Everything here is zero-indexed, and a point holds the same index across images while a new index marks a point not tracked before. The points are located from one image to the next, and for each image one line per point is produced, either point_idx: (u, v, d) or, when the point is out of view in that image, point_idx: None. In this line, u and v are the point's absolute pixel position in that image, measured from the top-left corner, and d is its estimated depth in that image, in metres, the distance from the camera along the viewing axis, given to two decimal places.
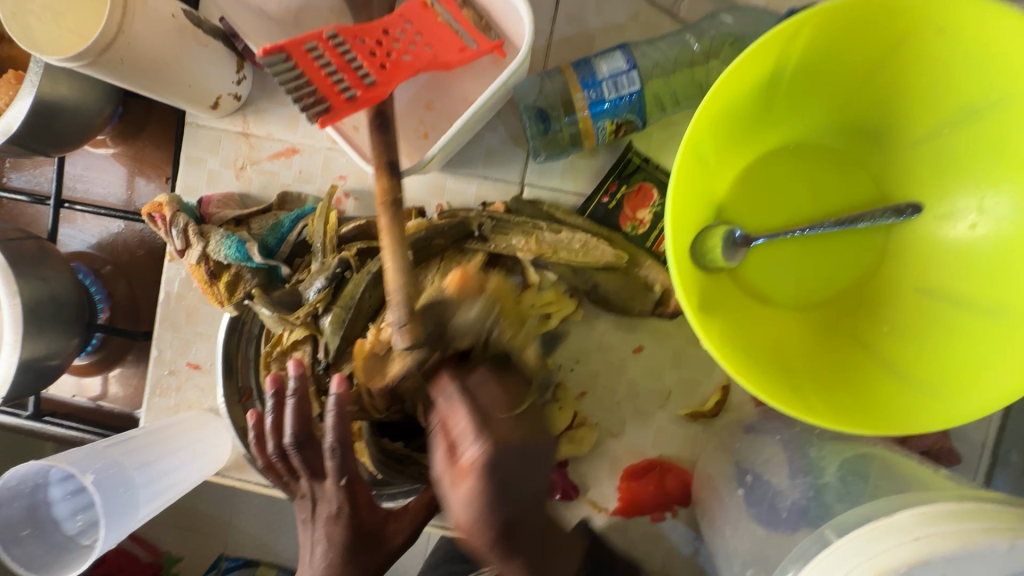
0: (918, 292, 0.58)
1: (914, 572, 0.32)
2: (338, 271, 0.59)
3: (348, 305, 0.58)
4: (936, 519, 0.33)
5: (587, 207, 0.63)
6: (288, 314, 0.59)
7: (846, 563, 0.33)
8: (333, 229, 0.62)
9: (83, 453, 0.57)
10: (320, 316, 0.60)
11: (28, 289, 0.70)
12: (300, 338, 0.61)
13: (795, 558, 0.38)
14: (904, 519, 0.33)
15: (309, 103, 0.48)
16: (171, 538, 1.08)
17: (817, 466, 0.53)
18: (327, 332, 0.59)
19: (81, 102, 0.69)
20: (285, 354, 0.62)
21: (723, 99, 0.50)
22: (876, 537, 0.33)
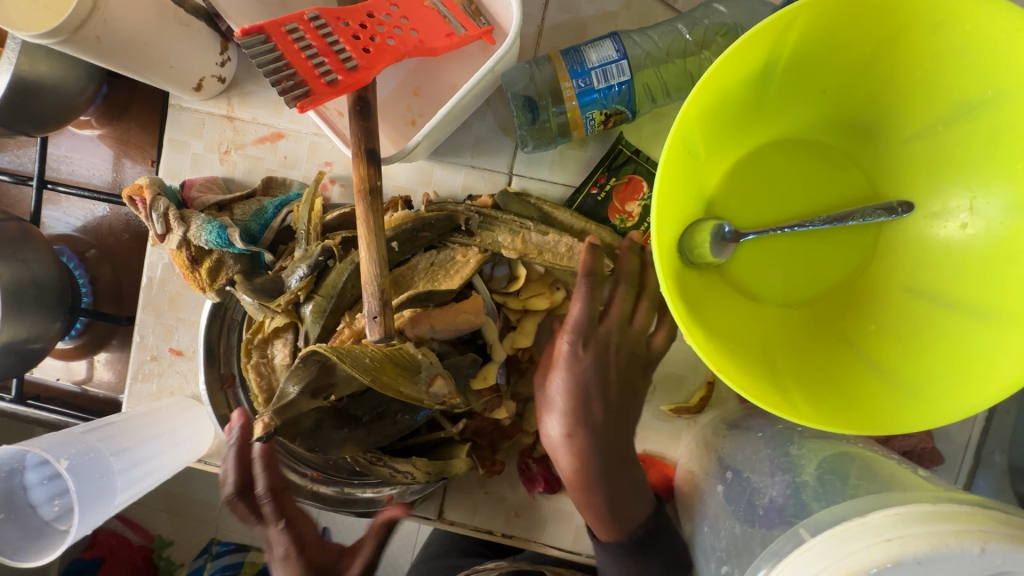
0: (905, 291, 0.57)
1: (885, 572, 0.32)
2: (321, 259, 0.58)
3: (330, 294, 0.57)
4: (909, 520, 0.32)
5: (576, 198, 0.62)
6: (269, 301, 0.58)
7: (818, 563, 0.33)
8: (317, 216, 0.61)
9: (60, 438, 0.56)
10: (301, 304, 0.59)
11: (8, 271, 0.69)
12: (281, 325, 0.61)
13: (769, 556, 0.37)
14: (877, 520, 0.33)
15: (287, 86, 0.47)
16: (161, 523, 1.08)
17: (797, 465, 0.52)
18: (309, 320, 0.58)
19: (62, 82, 0.67)
20: (266, 342, 0.61)
21: (713, 90, 0.49)
22: (848, 538, 0.33)
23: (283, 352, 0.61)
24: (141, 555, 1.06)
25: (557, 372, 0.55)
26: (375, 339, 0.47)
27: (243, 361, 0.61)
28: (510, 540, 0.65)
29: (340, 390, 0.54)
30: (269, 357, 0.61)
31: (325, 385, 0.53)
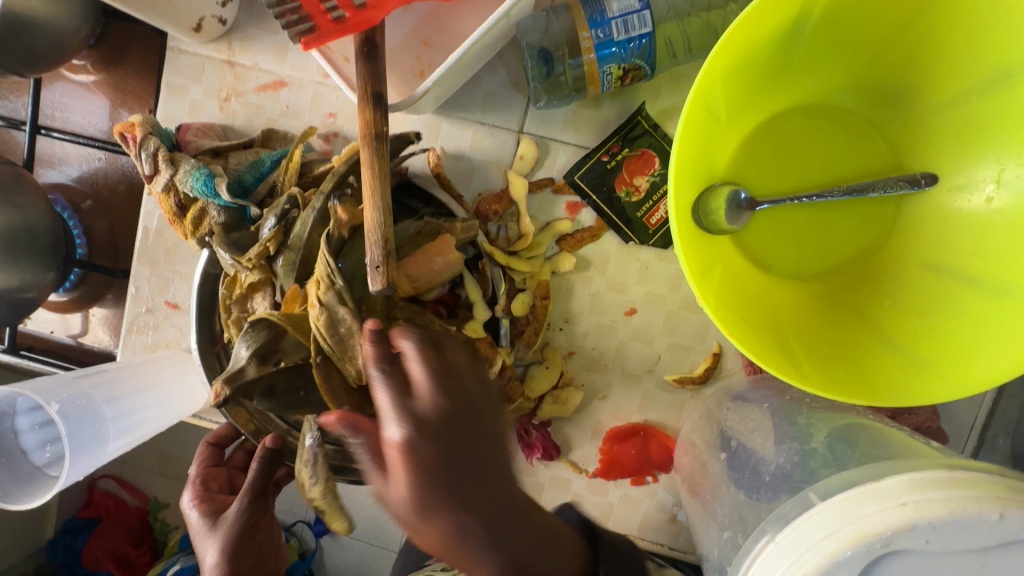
0: (921, 265, 0.56)
1: (899, 536, 0.31)
2: (285, 210, 0.56)
3: (298, 246, 0.55)
4: (927, 485, 0.31)
5: (586, 162, 0.60)
6: (240, 256, 0.55)
7: (830, 526, 0.32)
8: (295, 167, 0.58)
9: (51, 383, 0.55)
10: (273, 258, 0.56)
11: (0, 215, 0.67)
12: (258, 281, 0.57)
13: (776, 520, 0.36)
14: (892, 484, 0.32)
15: (292, 21, 0.45)
16: (157, 484, 1.08)
17: (805, 433, 0.53)
18: (282, 275, 0.56)
19: (54, 18, 0.64)
20: (245, 297, 0.58)
21: (740, 45, 0.47)
22: (861, 501, 0.32)
23: (263, 305, 0.57)
24: (136, 515, 1.06)
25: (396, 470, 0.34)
26: (377, 290, 0.45)
27: (223, 317, 0.58)
28: None
29: (290, 356, 0.54)
30: (251, 312, 0.58)
31: (273, 350, 0.53)
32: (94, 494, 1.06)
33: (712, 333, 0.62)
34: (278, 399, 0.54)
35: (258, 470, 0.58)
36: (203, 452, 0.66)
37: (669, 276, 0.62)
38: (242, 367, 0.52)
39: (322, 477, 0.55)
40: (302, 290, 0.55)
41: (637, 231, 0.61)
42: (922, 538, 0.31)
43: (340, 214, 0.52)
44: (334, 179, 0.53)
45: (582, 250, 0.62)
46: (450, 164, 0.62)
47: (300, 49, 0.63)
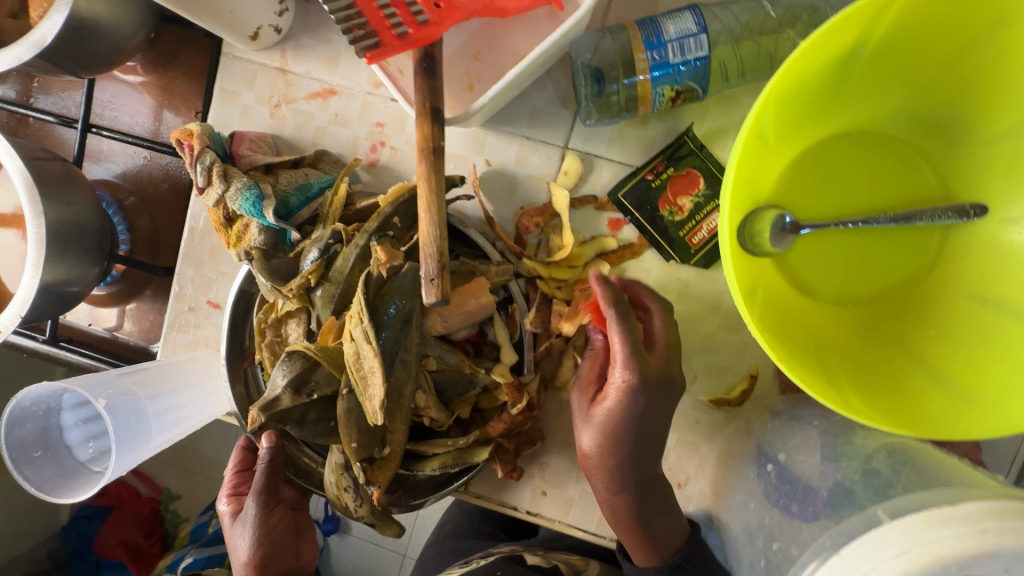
0: (968, 297, 0.56)
1: (978, 563, 0.31)
2: (329, 243, 0.57)
3: (338, 280, 0.56)
4: (1008, 514, 0.31)
5: (631, 180, 0.61)
6: (282, 285, 0.56)
7: (903, 543, 0.32)
8: (340, 202, 0.59)
9: (97, 379, 0.55)
10: (313, 289, 0.57)
11: (52, 211, 0.69)
12: (294, 309, 0.58)
13: (837, 534, 0.36)
14: (970, 509, 0.31)
15: (359, 36, 0.46)
16: (171, 477, 1.10)
17: (862, 452, 0.51)
18: (319, 306, 0.56)
19: (115, 22, 0.66)
20: (279, 322, 0.59)
21: (798, 73, 0.47)
22: (937, 522, 0.31)
23: (298, 331, 0.59)
24: (149, 505, 1.08)
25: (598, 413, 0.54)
26: (430, 302, 0.45)
27: (257, 340, 0.59)
28: (534, 518, 0.65)
29: (323, 388, 0.54)
30: (283, 337, 0.59)
31: (306, 381, 0.54)
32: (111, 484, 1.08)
33: (750, 355, 0.62)
34: (308, 429, 0.55)
35: (266, 470, 0.57)
36: (239, 456, 0.65)
37: (708, 296, 0.62)
38: (278, 395, 0.53)
39: (367, 499, 0.57)
40: (337, 323, 0.57)
41: (678, 250, 0.61)
42: (1001, 567, 0.31)
43: (380, 254, 0.52)
44: (379, 219, 0.54)
45: (621, 266, 0.62)
46: (494, 178, 0.63)
47: (352, 59, 0.64)
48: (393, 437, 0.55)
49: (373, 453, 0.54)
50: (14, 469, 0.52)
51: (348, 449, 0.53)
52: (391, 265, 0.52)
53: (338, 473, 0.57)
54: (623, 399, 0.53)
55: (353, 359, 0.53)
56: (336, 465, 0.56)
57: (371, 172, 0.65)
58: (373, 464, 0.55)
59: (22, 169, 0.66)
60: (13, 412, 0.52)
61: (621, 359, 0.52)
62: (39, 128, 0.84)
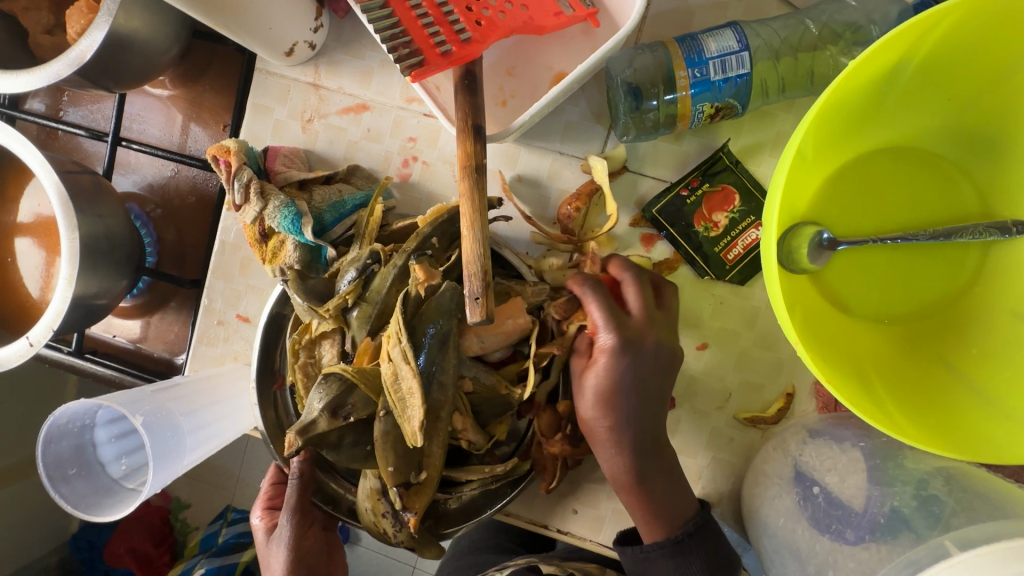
0: (1010, 315, 0.55)
1: None
2: (367, 263, 0.57)
3: (375, 300, 0.55)
4: None
5: (666, 195, 0.60)
6: (317, 305, 0.55)
7: None
8: (375, 223, 0.59)
9: (133, 396, 0.55)
10: (349, 309, 0.56)
11: (85, 225, 0.69)
12: (328, 330, 0.57)
13: (902, 564, 0.35)
14: None
15: (403, 55, 0.46)
16: (181, 486, 1.11)
17: (915, 476, 0.52)
18: (355, 326, 0.56)
19: (150, 38, 0.66)
20: (313, 343, 0.58)
21: (843, 91, 0.47)
22: (1013, 556, 0.30)
23: (332, 352, 0.58)
24: (158, 514, 1.09)
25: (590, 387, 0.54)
26: (474, 321, 0.45)
27: (289, 361, 0.58)
28: (565, 536, 0.64)
29: (359, 411, 0.54)
30: (316, 359, 0.58)
31: (343, 404, 0.53)
32: None
33: (786, 372, 0.61)
34: (345, 453, 0.54)
35: (295, 487, 0.58)
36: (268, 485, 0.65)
37: (743, 312, 0.61)
38: (314, 419, 0.52)
39: (404, 524, 0.56)
40: (373, 344, 0.56)
41: (713, 267, 0.61)
42: None
43: (419, 273, 0.52)
44: (417, 239, 0.54)
45: None
46: (525, 193, 0.63)
47: (386, 75, 0.64)
48: (428, 462, 0.54)
49: (409, 478, 0.53)
50: (51, 486, 0.51)
51: (384, 473, 0.53)
52: (430, 285, 0.52)
53: (373, 498, 0.56)
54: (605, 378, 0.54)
55: (390, 380, 0.52)
56: (370, 491, 0.56)
57: (403, 187, 0.65)
58: (409, 490, 0.54)
59: (57, 183, 0.67)
60: (50, 429, 0.51)
61: (602, 325, 0.53)
62: (68, 140, 0.85)
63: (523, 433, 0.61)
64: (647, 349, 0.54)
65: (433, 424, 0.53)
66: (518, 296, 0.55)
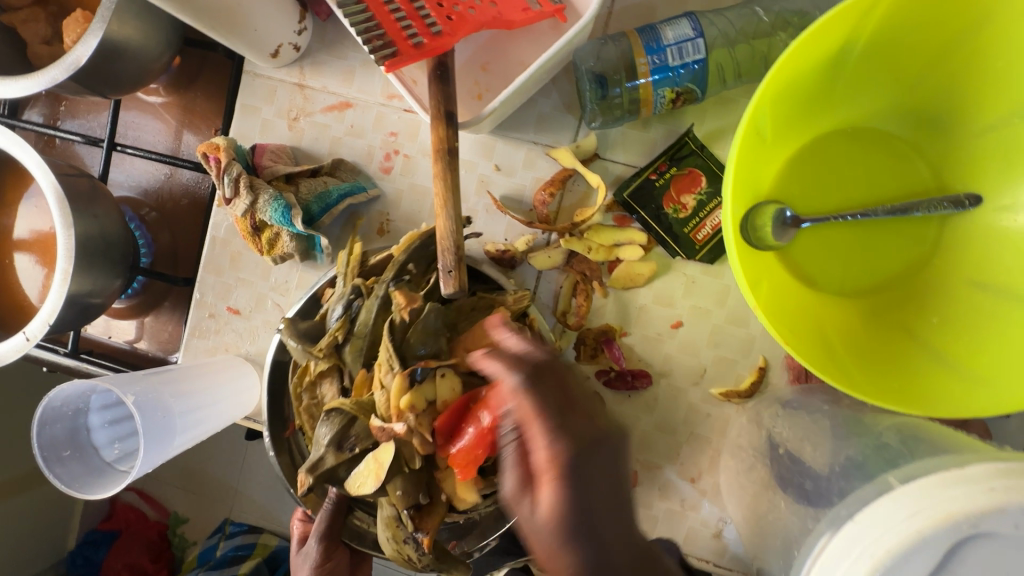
0: (969, 284, 0.57)
1: (988, 519, 0.31)
2: (350, 299, 0.58)
3: (364, 333, 0.57)
4: (1009, 472, 0.31)
5: (636, 179, 0.63)
6: (312, 346, 0.57)
7: (912, 506, 0.32)
8: (356, 260, 0.59)
9: (125, 378, 0.57)
10: (342, 346, 0.58)
11: (81, 224, 0.71)
12: (326, 368, 0.58)
13: (851, 503, 0.36)
14: (977, 470, 0.32)
15: (377, 46, 0.49)
16: (178, 500, 1.12)
17: (872, 429, 0.53)
18: (350, 361, 0.57)
19: (144, 44, 0.70)
20: (313, 384, 0.59)
21: (792, 70, 0.50)
22: (947, 483, 0.32)
23: (332, 391, 0.59)
24: (156, 529, 1.10)
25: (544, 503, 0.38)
26: (449, 293, 0.48)
27: (295, 405, 0.60)
28: None
29: (364, 441, 0.55)
30: (319, 399, 0.59)
31: (346, 437, 0.55)
32: (117, 507, 1.10)
33: (757, 348, 0.63)
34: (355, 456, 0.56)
35: (328, 515, 0.59)
36: (297, 527, 0.67)
37: (715, 290, 0.64)
38: (321, 456, 0.55)
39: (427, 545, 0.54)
40: (369, 375, 0.57)
41: (684, 246, 0.63)
42: (1011, 522, 0.31)
43: (399, 299, 0.54)
44: (393, 267, 0.56)
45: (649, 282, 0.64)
46: (503, 182, 0.66)
47: (367, 74, 0.67)
48: (443, 485, 0.56)
49: (419, 500, 0.54)
50: (45, 466, 0.53)
51: (395, 498, 0.53)
52: (412, 307, 0.54)
53: (391, 527, 0.55)
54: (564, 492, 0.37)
55: (385, 406, 0.54)
56: (387, 519, 0.55)
57: (385, 180, 0.68)
58: (420, 511, 0.55)
59: (54, 183, 0.69)
60: (45, 411, 0.54)
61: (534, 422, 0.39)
62: (66, 147, 0.87)
63: None
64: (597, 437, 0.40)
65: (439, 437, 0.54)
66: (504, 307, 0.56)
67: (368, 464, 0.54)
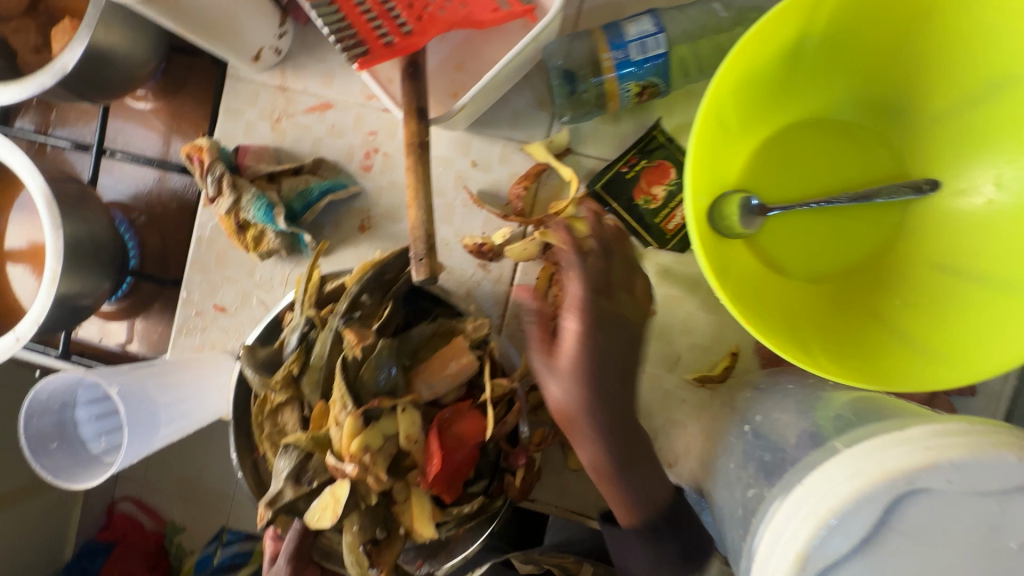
0: (931, 267, 0.59)
1: (923, 475, 0.33)
2: (305, 331, 0.60)
3: (320, 365, 0.59)
4: (946, 432, 0.33)
5: (607, 172, 0.65)
6: (269, 378, 0.59)
7: (855, 467, 0.34)
8: (314, 287, 0.61)
9: (111, 371, 0.59)
10: (298, 377, 0.60)
11: (70, 226, 0.73)
12: (285, 399, 0.60)
13: (801, 469, 0.38)
14: (918, 432, 0.34)
15: (349, 45, 0.51)
16: (174, 509, 1.12)
17: (829, 404, 0.53)
18: (308, 391, 0.60)
19: (130, 52, 0.72)
20: (274, 412, 0.60)
21: (748, 61, 0.52)
22: (889, 445, 0.34)
23: (292, 420, 0.60)
24: (153, 539, 1.10)
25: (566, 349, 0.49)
26: (420, 280, 0.50)
27: (258, 432, 0.61)
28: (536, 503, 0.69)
29: (321, 475, 0.58)
30: (280, 427, 0.61)
31: (304, 471, 0.57)
32: (114, 518, 1.11)
33: (729, 334, 0.65)
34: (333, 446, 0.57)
35: (297, 537, 0.59)
36: (269, 546, 0.67)
37: (687, 278, 0.65)
38: (280, 490, 0.57)
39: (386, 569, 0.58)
40: (327, 406, 0.59)
41: (655, 237, 0.65)
42: (944, 478, 0.33)
43: (351, 337, 0.56)
44: (348, 301, 0.58)
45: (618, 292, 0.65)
46: (479, 178, 0.68)
47: (347, 75, 0.70)
48: (400, 518, 0.58)
49: (376, 535, 0.58)
50: (32, 458, 0.56)
51: (352, 533, 0.57)
52: (363, 344, 0.56)
53: (355, 552, 0.56)
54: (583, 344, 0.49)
55: (339, 443, 0.56)
56: (350, 544, 0.56)
57: (366, 177, 0.70)
58: (377, 545, 0.58)
59: (43, 187, 0.71)
60: (32, 404, 0.56)
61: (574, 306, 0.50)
62: (56, 154, 0.89)
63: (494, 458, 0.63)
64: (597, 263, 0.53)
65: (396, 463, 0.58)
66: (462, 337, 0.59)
67: (324, 500, 0.56)
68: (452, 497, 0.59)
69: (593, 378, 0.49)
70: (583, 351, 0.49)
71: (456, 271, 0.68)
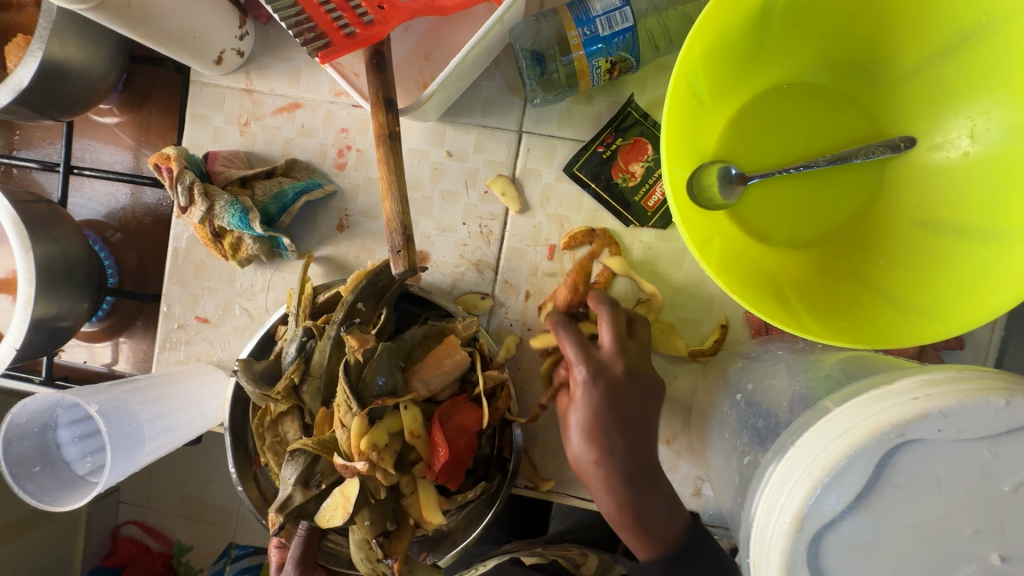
0: (914, 225, 0.59)
1: (914, 426, 0.34)
2: (303, 340, 0.58)
3: (320, 373, 0.58)
4: (934, 382, 0.35)
5: (583, 154, 0.65)
6: (269, 388, 0.57)
7: (845, 425, 0.35)
8: (308, 299, 0.60)
9: (90, 389, 0.59)
10: (299, 387, 0.58)
11: (40, 247, 0.71)
12: (286, 407, 0.59)
13: (794, 430, 0.39)
14: (905, 385, 0.35)
15: (309, 39, 0.50)
16: (180, 529, 1.11)
17: (821, 366, 0.53)
18: (309, 401, 0.58)
19: (87, 64, 0.70)
20: (275, 423, 0.60)
21: (715, 29, 0.51)
22: (879, 399, 0.35)
23: (294, 429, 0.59)
24: (162, 560, 1.11)
25: (578, 409, 0.54)
26: (399, 273, 0.50)
27: (259, 443, 0.60)
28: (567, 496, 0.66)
29: (329, 477, 0.56)
30: (281, 437, 0.60)
31: (312, 475, 0.55)
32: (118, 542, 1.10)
33: (717, 306, 0.65)
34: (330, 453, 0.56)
35: (304, 542, 0.58)
36: (275, 555, 0.66)
37: (671, 254, 0.65)
38: (289, 494, 0.54)
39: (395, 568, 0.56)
40: (330, 412, 0.58)
41: (635, 214, 0.65)
42: (934, 427, 0.34)
43: (351, 341, 0.54)
44: (344, 309, 0.56)
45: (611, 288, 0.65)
46: (456, 167, 0.67)
47: (313, 73, 0.68)
48: (409, 511, 0.57)
49: (387, 527, 0.56)
50: (15, 482, 0.57)
51: (363, 528, 0.54)
52: (365, 349, 0.54)
53: (364, 549, 0.56)
54: (590, 395, 0.53)
55: (346, 444, 0.54)
56: (359, 541, 0.56)
57: (341, 175, 0.69)
58: (389, 537, 0.56)
59: (9, 209, 0.69)
60: (10, 430, 0.56)
61: (575, 356, 0.54)
62: (24, 176, 0.87)
63: (489, 451, 0.63)
64: (623, 374, 0.54)
65: (402, 462, 0.57)
66: (454, 332, 0.59)
67: (335, 499, 0.55)
68: (455, 485, 0.60)
69: (606, 420, 0.53)
70: (596, 410, 0.54)
71: (439, 263, 0.67)
